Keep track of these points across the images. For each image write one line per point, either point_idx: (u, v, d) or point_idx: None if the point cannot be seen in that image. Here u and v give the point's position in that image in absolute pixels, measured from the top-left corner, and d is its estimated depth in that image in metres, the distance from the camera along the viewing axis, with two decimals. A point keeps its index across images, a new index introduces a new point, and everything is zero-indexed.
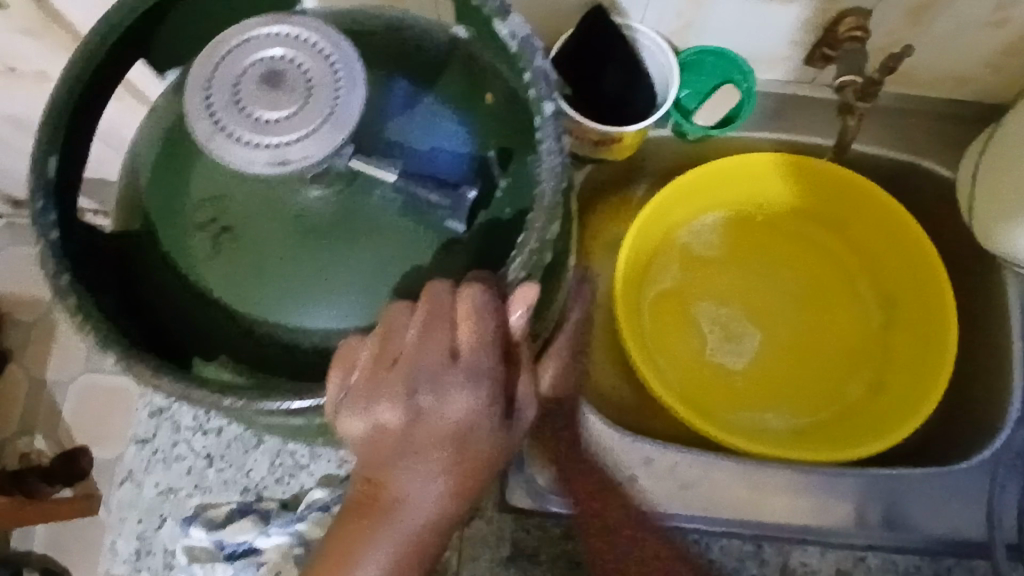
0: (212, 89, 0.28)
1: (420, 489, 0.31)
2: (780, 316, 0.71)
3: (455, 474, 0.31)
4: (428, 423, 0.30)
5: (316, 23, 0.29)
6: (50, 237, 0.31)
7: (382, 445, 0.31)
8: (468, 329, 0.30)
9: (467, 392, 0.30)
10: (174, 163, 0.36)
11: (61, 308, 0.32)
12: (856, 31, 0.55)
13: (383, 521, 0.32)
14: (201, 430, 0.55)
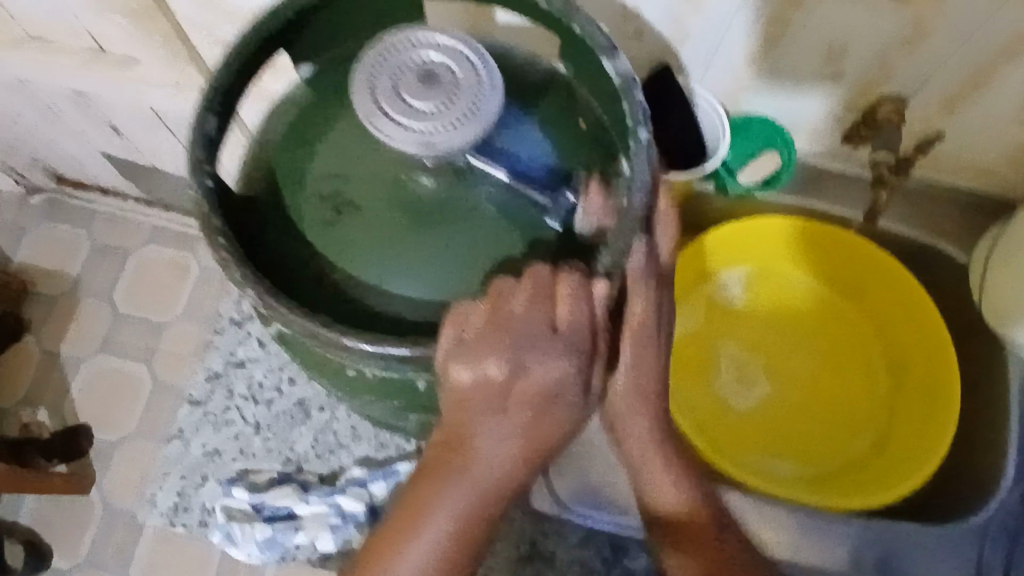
0: (375, 76, 0.33)
1: (500, 444, 0.37)
2: (794, 371, 0.76)
3: (532, 435, 0.37)
4: (528, 382, 0.36)
5: (467, 37, 0.34)
6: (206, 185, 0.36)
7: (477, 397, 0.36)
8: (565, 307, 0.36)
9: (560, 360, 0.36)
10: (306, 143, 0.41)
11: (207, 245, 0.36)
12: (891, 116, 0.63)
13: (465, 468, 0.38)
14: (251, 404, 0.80)
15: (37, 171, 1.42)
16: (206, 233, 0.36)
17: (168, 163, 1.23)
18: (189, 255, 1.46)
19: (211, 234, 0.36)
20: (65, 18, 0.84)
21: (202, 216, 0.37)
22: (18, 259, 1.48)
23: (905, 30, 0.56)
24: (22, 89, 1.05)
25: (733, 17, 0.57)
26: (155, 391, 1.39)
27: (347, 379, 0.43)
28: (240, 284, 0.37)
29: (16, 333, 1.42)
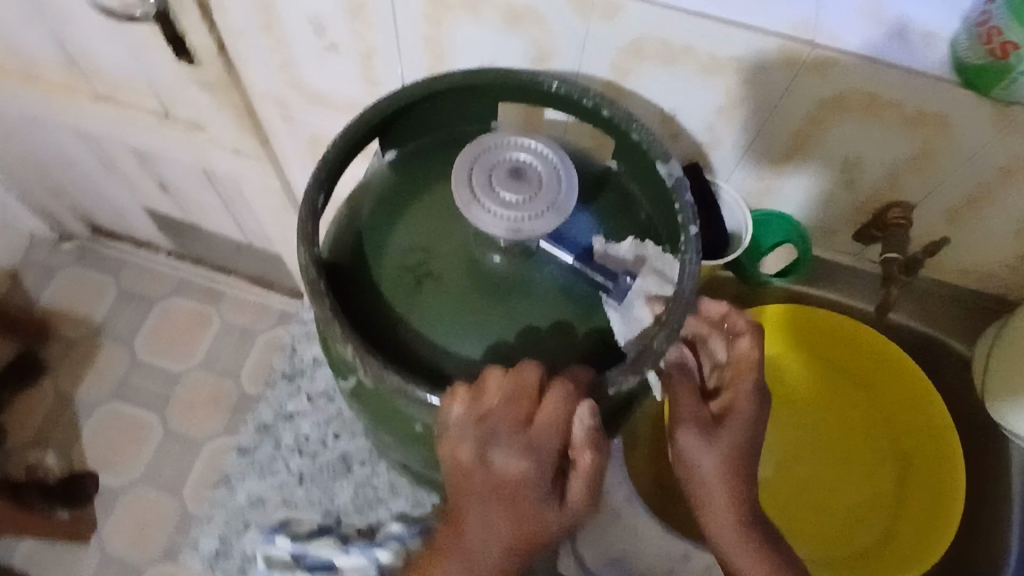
0: (471, 172, 0.39)
1: (482, 526, 0.41)
2: (807, 456, 0.80)
3: (514, 523, 0.41)
4: (494, 472, 0.40)
5: (549, 141, 0.40)
6: (315, 251, 0.41)
7: (463, 479, 0.41)
8: (542, 413, 0.40)
9: (526, 458, 0.40)
10: (391, 219, 0.47)
11: (315, 305, 0.40)
12: (902, 220, 0.69)
13: (461, 535, 0.42)
14: (297, 454, 0.85)
15: (76, 218, 1.48)
16: (313, 293, 0.40)
17: (208, 220, 1.30)
18: (213, 306, 1.52)
19: (319, 296, 0.40)
20: (140, 84, 0.92)
21: (309, 281, 0.41)
22: (42, 300, 1.52)
23: (914, 151, 0.62)
24: (84, 143, 1.12)
25: (762, 126, 0.65)
26: (165, 439, 1.41)
27: (416, 430, 0.47)
28: (341, 342, 0.40)
29: (34, 372, 1.45)
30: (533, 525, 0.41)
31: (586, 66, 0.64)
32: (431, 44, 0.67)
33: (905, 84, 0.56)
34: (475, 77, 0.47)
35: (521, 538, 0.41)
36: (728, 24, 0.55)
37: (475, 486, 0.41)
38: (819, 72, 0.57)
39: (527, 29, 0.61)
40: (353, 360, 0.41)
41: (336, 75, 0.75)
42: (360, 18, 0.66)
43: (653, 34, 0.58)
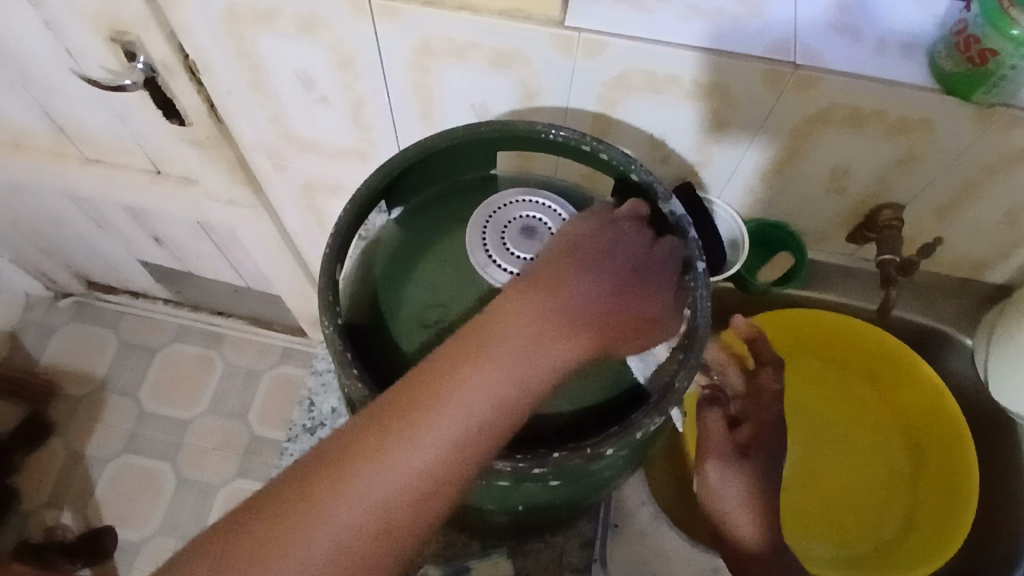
0: (486, 236, 0.47)
1: (533, 348, 0.41)
2: (825, 459, 0.81)
3: (561, 348, 0.42)
4: (587, 280, 0.44)
5: (552, 200, 0.49)
6: (339, 322, 0.42)
7: (553, 273, 0.44)
8: (659, 252, 0.46)
9: (612, 283, 0.45)
10: (404, 277, 0.48)
11: (345, 375, 0.41)
12: (893, 221, 0.70)
13: (497, 360, 0.41)
14: None
15: (70, 275, 1.48)
16: (343, 363, 0.41)
17: (204, 267, 1.30)
18: (214, 350, 1.52)
19: (346, 366, 0.41)
20: (129, 145, 0.92)
21: (334, 351, 0.42)
22: (44, 360, 1.52)
23: (900, 155, 0.64)
24: (75, 204, 1.12)
25: (750, 143, 0.66)
26: (181, 488, 1.41)
27: None
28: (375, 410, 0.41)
29: (41, 434, 1.44)
30: (599, 346, 0.43)
31: (574, 101, 0.65)
32: (420, 90, 0.68)
33: (887, 94, 0.58)
34: (474, 132, 0.49)
35: (561, 370, 0.42)
36: (711, 50, 0.57)
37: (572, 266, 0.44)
38: (802, 91, 0.59)
39: (514, 69, 0.63)
40: None
41: (327, 125, 0.76)
42: (348, 70, 0.67)
43: (637, 68, 0.60)
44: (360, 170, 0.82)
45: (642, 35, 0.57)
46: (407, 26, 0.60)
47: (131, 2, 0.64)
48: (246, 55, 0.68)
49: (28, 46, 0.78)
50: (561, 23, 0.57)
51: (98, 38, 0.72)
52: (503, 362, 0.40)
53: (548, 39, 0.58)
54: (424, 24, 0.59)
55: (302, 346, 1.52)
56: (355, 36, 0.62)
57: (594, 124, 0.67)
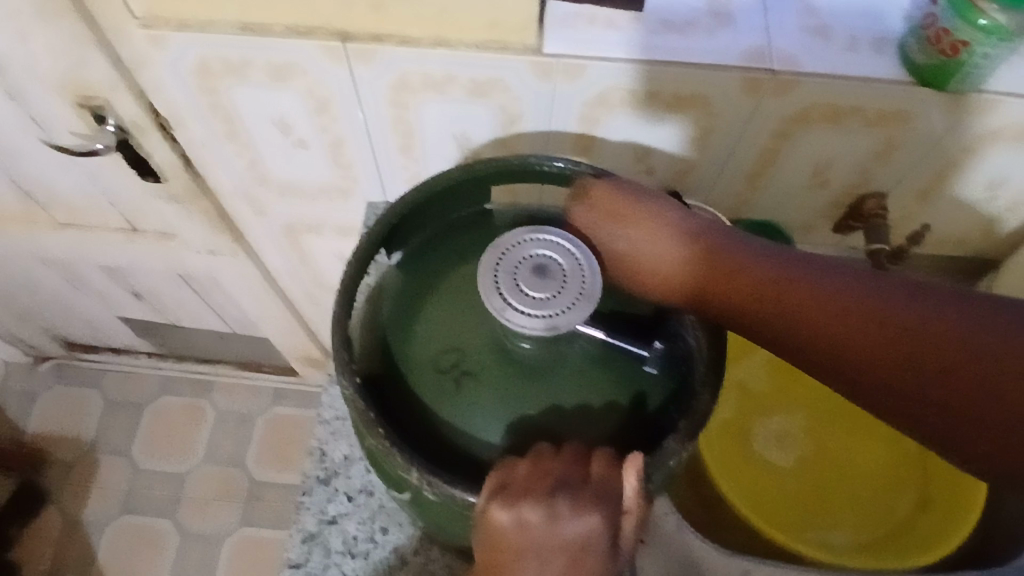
0: (497, 275, 0.40)
1: (567, 530, 0.39)
2: (826, 443, 0.75)
3: (585, 526, 0.40)
4: (582, 504, 0.40)
5: (567, 234, 0.41)
6: (358, 382, 0.42)
7: (530, 531, 0.39)
8: (632, 214, 0.48)
9: (598, 469, 0.40)
10: (413, 323, 0.47)
11: (372, 435, 0.41)
12: (878, 211, 0.72)
13: (536, 546, 0.39)
14: (350, 553, 0.61)
15: (48, 338, 1.44)
16: (369, 424, 0.41)
17: (188, 317, 1.27)
18: (204, 399, 1.50)
19: (373, 427, 0.41)
20: (101, 205, 0.90)
21: (359, 412, 0.42)
22: (29, 428, 1.48)
23: (881, 145, 0.65)
24: (48, 268, 1.10)
25: (733, 148, 0.67)
26: (185, 542, 1.39)
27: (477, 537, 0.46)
28: (405, 466, 0.41)
29: (33, 505, 1.41)
30: (617, 472, 0.40)
31: (556, 124, 0.65)
32: (400, 126, 0.67)
33: (866, 90, 0.59)
34: (469, 171, 0.49)
35: (595, 518, 0.40)
36: (689, 63, 0.57)
37: (594, 501, 0.40)
38: (780, 94, 0.59)
39: (494, 98, 0.63)
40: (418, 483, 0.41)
41: (306, 167, 0.75)
42: (325, 114, 0.66)
43: (617, 86, 0.60)
44: (345, 209, 0.81)
45: (621, 54, 0.57)
46: (385, 66, 0.60)
47: (98, 67, 0.63)
48: (220, 109, 0.67)
49: None
50: (539, 49, 0.57)
51: (65, 104, 0.70)
52: (561, 551, 0.39)
53: (526, 66, 0.58)
54: (401, 63, 0.59)
55: (293, 385, 1.50)
56: (332, 80, 0.62)
57: (578, 145, 0.68)
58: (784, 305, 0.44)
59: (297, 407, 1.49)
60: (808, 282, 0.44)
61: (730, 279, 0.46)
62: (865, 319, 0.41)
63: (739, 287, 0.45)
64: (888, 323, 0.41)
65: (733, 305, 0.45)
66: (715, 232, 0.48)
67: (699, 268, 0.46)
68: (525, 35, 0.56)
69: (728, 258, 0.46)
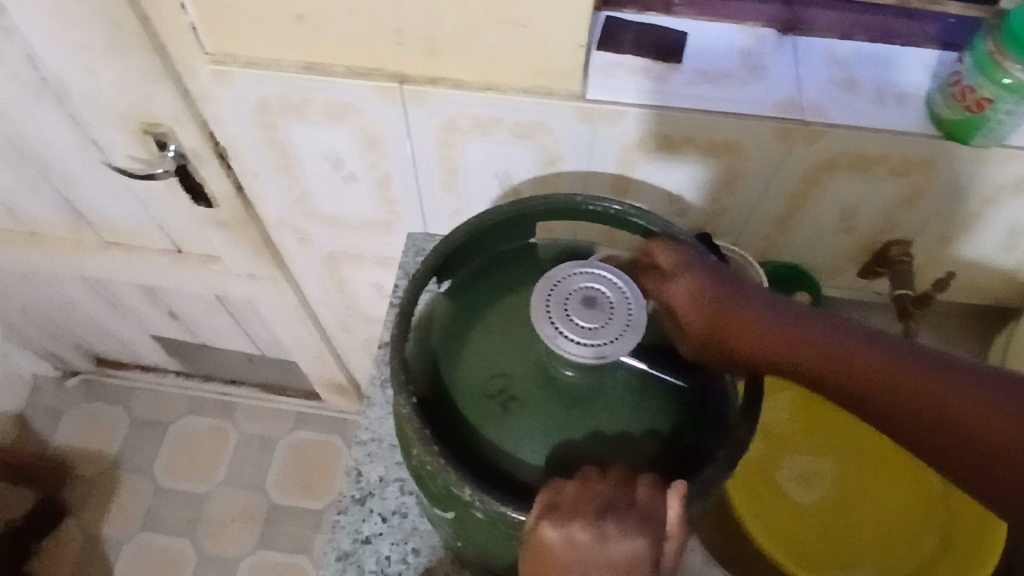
0: (549, 305, 0.42)
1: (613, 554, 0.41)
2: (846, 477, 0.76)
3: (632, 551, 0.41)
4: (629, 528, 0.42)
5: (614, 269, 0.44)
6: (413, 403, 0.44)
7: (576, 552, 0.41)
8: (665, 259, 0.50)
9: (644, 496, 0.42)
10: (461, 349, 0.50)
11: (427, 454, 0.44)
12: (903, 256, 0.74)
13: (581, 568, 0.41)
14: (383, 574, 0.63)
15: (79, 355, 1.48)
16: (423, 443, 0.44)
17: (219, 339, 1.31)
18: (227, 420, 1.52)
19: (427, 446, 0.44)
20: (150, 229, 0.94)
21: (414, 432, 0.45)
22: (54, 442, 1.51)
23: (906, 193, 0.68)
24: (90, 287, 1.14)
25: (763, 192, 0.70)
26: (201, 564, 1.39)
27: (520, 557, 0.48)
28: (458, 484, 0.43)
29: (53, 521, 1.42)
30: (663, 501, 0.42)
31: (593, 165, 0.68)
32: (445, 163, 0.71)
33: (892, 141, 0.61)
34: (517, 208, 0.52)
35: (640, 545, 0.41)
36: (723, 112, 0.60)
37: (638, 526, 0.42)
38: (810, 143, 0.62)
39: (536, 140, 0.66)
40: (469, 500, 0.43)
41: (351, 200, 0.78)
42: (376, 150, 0.70)
43: (655, 132, 0.63)
44: (385, 240, 0.85)
45: (659, 101, 0.61)
46: (436, 107, 0.63)
47: (165, 100, 0.67)
48: (276, 142, 0.71)
49: (56, 144, 0.80)
50: (582, 96, 0.61)
51: (129, 134, 0.75)
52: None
53: (569, 111, 0.62)
54: (451, 105, 0.63)
55: (316, 410, 1.52)
56: (384, 119, 0.65)
57: (613, 185, 0.71)
58: (783, 347, 0.47)
59: (318, 433, 1.51)
60: (802, 326, 0.47)
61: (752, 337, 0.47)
62: (830, 363, 0.46)
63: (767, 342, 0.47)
64: (872, 366, 0.45)
65: (768, 354, 0.47)
66: (720, 287, 0.49)
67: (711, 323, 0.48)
68: (569, 83, 0.60)
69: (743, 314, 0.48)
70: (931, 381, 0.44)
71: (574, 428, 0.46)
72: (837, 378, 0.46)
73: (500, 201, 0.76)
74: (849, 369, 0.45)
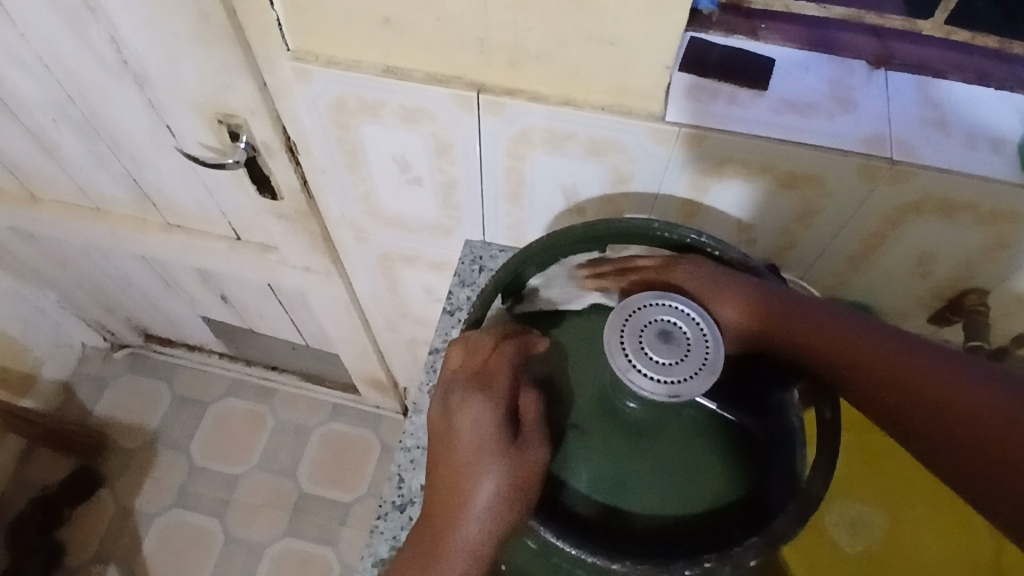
0: (623, 336, 0.41)
1: (485, 452, 0.44)
2: (896, 517, 0.66)
3: (494, 452, 0.44)
4: (508, 435, 0.44)
5: (692, 303, 0.42)
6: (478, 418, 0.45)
7: (461, 438, 0.45)
8: (659, 268, 0.50)
9: (520, 408, 0.46)
10: (523, 369, 0.49)
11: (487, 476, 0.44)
12: (980, 305, 0.71)
13: (475, 462, 0.44)
14: None
15: (129, 328, 1.52)
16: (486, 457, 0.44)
17: (265, 326, 1.32)
18: (266, 405, 1.54)
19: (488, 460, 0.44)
20: (212, 214, 0.96)
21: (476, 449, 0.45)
22: (98, 411, 1.55)
23: (989, 243, 0.64)
24: (148, 265, 1.17)
25: (838, 229, 0.67)
26: (228, 546, 1.41)
27: None
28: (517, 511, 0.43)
29: (91, 487, 1.46)
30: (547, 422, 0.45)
31: (664, 188, 0.67)
32: (512, 173, 0.70)
33: (981, 189, 0.59)
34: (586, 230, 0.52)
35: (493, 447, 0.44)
36: (807, 145, 0.58)
37: (507, 429, 0.45)
38: (896, 184, 0.60)
39: (608, 158, 0.65)
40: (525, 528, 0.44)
41: (413, 203, 0.78)
42: (444, 155, 0.70)
43: (733, 159, 0.61)
44: (443, 244, 0.84)
45: (740, 129, 0.59)
46: (510, 119, 0.63)
47: (243, 92, 0.68)
48: (346, 141, 0.71)
49: (130, 126, 0.82)
50: (662, 118, 0.60)
51: (202, 121, 0.76)
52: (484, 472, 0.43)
53: (646, 132, 0.60)
54: (526, 117, 0.62)
55: (352, 403, 1.53)
56: (457, 126, 0.65)
57: (681, 209, 0.69)
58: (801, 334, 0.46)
59: (352, 426, 1.52)
60: (817, 317, 0.47)
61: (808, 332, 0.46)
62: (841, 348, 0.45)
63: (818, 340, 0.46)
64: (880, 354, 0.44)
65: (793, 340, 0.47)
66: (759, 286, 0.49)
67: (763, 313, 0.47)
68: (649, 104, 0.59)
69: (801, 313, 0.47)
70: (954, 383, 0.40)
71: (636, 463, 0.45)
72: (865, 376, 0.44)
73: (563, 215, 0.75)
74: (863, 357, 0.44)
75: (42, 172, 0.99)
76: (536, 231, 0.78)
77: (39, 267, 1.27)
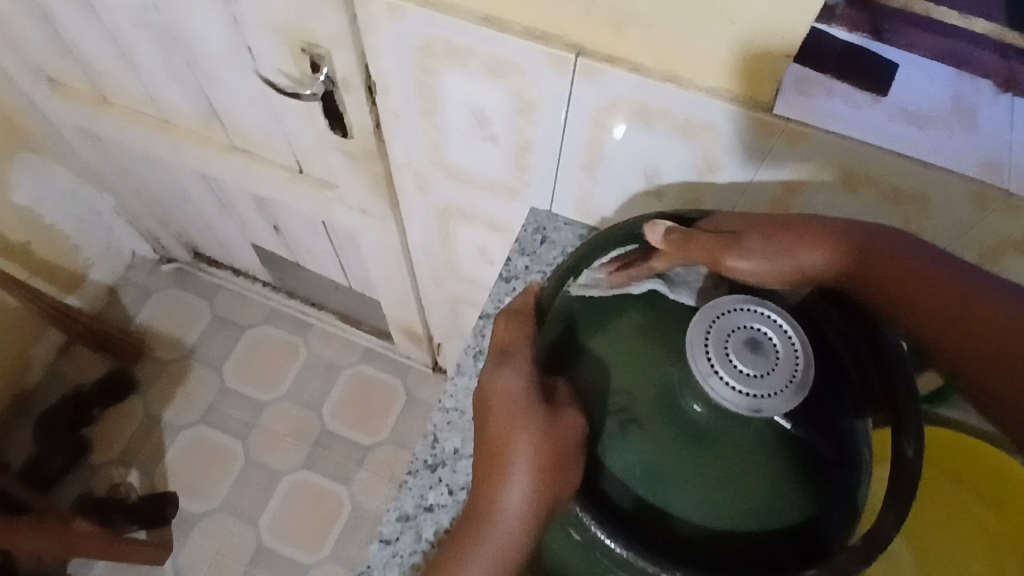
0: (708, 338, 0.39)
1: (527, 415, 0.44)
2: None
3: (538, 415, 0.44)
4: (552, 403, 0.45)
5: (783, 312, 0.40)
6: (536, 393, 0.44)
7: (507, 404, 0.46)
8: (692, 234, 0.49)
9: (563, 386, 0.46)
10: (582, 352, 0.47)
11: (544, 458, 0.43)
12: None
13: (515, 427, 0.45)
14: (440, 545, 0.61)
15: (178, 244, 1.54)
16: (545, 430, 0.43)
17: (311, 261, 1.33)
18: (300, 338, 1.56)
19: (543, 428, 0.43)
20: (279, 142, 0.95)
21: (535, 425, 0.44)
22: (139, 319, 1.58)
23: None
24: (207, 184, 1.17)
25: None
26: (246, 468, 1.45)
27: None
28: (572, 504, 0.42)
29: (124, 391, 1.50)
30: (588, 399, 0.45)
31: (754, 182, 0.63)
32: (594, 147, 0.67)
33: None
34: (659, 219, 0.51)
35: (538, 410, 0.44)
36: (922, 161, 0.54)
37: (550, 400, 0.45)
38: (1010, 216, 0.55)
39: (702, 143, 0.61)
40: (577, 522, 0.42)
41: (484, 161, 0.76)
42: (526, 117, 0.67)
43: (836, 164, 0.57)
44: (507, 207, 0.82)
45: (851, 133, 0.55)
46: (604, 87, 0.59)
47: (331, 21, 0.66)
48: (428, 88, 0.69)
49: (211, 42, 0.81)
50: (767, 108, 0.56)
51: (284, 47, 0.74)
52: (524, 432, 0.44)
53: (748, 122, 0.57)
54: (621, 88, 0.59)
55: (384, 349, 1.54)
56: (546, 88, 0.62)
57: (769, 208, 0.65)
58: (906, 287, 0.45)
59: (381, 372, 1.53)
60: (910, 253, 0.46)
61: (899, 280, 0.45)
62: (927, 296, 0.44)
63: (907, 282, 0.45)
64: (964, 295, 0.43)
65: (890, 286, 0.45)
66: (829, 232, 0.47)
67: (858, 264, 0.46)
68: (758, 92, 0.55)
69: (905, 258, 0.45)
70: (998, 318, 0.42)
71: (697, 473, 0.42)
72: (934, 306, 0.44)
73: (637, 194, 0.72)
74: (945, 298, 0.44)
75: (116, 77, 0.99)
76: (607, 208, 0.75)
77: (102, 170, 1.28)
